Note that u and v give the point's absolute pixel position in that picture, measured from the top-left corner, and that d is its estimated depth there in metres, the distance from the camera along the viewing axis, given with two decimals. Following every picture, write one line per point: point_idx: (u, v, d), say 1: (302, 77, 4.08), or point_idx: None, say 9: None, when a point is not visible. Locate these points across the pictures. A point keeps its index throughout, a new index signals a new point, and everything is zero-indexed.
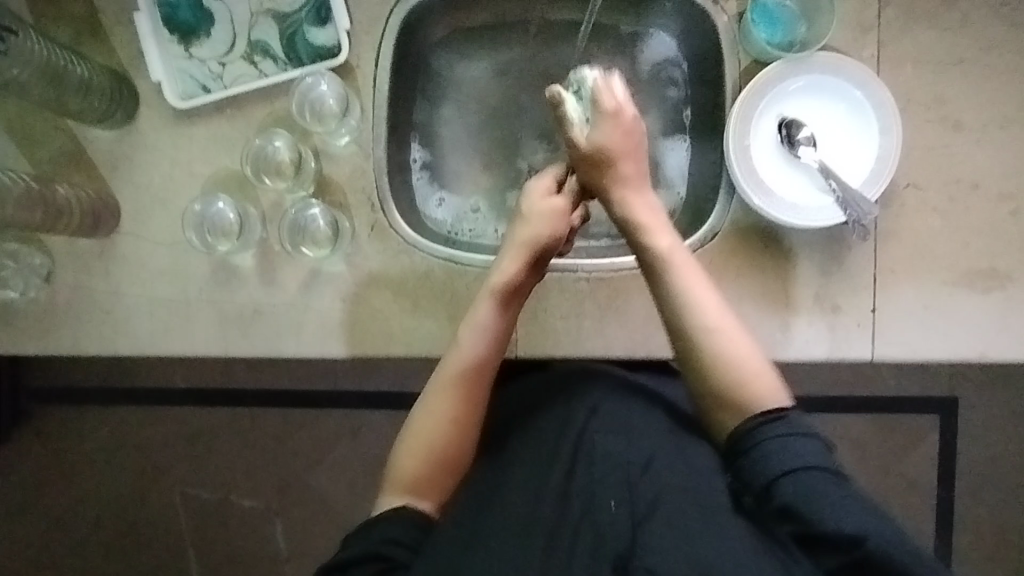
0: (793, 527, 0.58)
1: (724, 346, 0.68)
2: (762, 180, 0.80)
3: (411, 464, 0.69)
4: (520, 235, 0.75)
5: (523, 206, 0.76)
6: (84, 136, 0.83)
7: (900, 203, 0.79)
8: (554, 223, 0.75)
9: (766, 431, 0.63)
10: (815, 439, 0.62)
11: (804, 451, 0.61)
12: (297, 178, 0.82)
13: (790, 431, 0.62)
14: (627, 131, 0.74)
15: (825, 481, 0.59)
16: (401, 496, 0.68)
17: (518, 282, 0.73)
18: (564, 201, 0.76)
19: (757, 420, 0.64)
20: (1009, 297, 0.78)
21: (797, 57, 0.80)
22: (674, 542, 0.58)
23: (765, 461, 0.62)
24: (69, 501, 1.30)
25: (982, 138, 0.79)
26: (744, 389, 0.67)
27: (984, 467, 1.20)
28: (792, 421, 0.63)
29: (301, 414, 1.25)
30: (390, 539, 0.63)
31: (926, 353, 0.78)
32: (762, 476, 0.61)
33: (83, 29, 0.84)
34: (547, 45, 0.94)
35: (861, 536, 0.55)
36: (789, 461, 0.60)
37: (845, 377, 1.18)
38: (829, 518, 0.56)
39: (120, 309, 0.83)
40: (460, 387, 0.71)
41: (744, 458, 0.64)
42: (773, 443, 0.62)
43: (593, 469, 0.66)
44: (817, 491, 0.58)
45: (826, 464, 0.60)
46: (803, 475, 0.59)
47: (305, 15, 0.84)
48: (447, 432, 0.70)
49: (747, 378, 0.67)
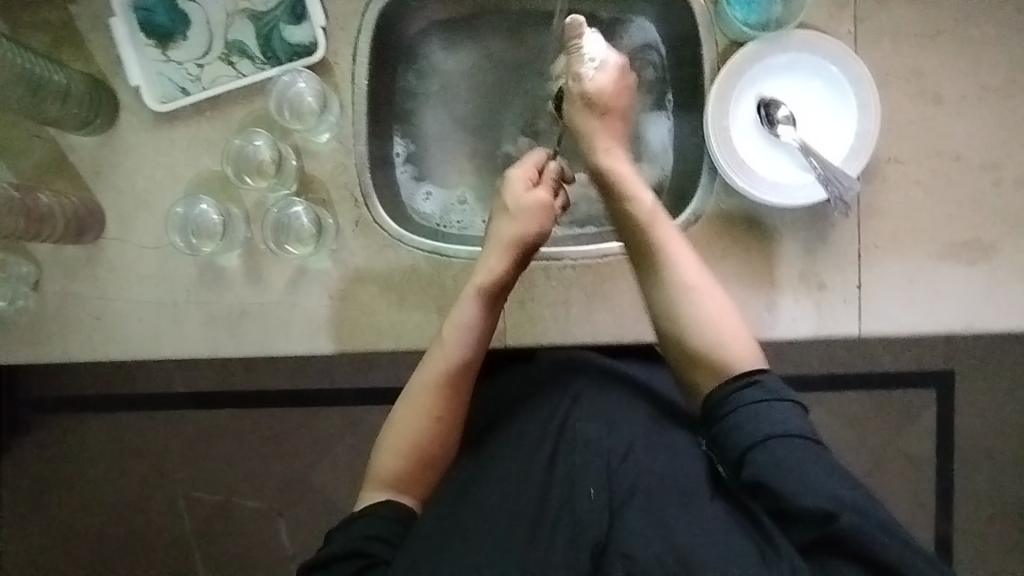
0: (765, 498, 0.59)
1: (703, 306, 0.69)
2: (743, 161, 0.80)
3: (391, 461, 0.70)
4: (504, 232, 0.74)
5: (506, 197, 0.75)
6: (66, 143, 0.84)
7: (882, 178, 0.79)
8: (541, 217, 0.74)
9: (742, 397, 0.64)
10: (789, 405, 0.63)
11: (778, 419, 0.61)
12: (278, 177, 0.82)
13: (765, 397, 0.63)
14: (614, 92, 0.74)
15: (798, 449, 0.59)
16: (382, 491, 0.69)
17: (505, 281, 0.73)
18: (547, 193, 0.76)
19: (734, 384, 0.65)
20: (994, 267, 0.78)
21: (773, 37, 0.80)
22: (648, 530, 0.58)
23: (741, 428, 0.62)
24: (72, 510, 1.31)
25: (962, 110, 0.79)
26: (726, 348, 0.67)
27: (982, 440, 1.20)
28: (767, 385, 0.64)
29: (299, 413, 1.25)
30: (370, 535, 0.64)
31: (914, 326, 0.78)
32: (736, 444, 0.62)
33: (60, 36, 0.84)
34: (526, 32, 0.93)
35: (835, 512, 0.55)
36: (763, 428, 0.61)
37: (839, 355, 1.19)
38: (801, 489, 0.57)
39: (108, 314, 0.84)
40: (441, 387, 0.72)
41: (719, 424, 0.64)
42: (748, 410, 0.63)
43: (574, 458, 0.66)
44: (787, 460, 0.58)
45: (799, 431, 0.61)
46: (777, 442, 0.60)
47: (281, 14, 0.84)
48: (430, 430, 0.71)
49: (728, 336, 0.68)
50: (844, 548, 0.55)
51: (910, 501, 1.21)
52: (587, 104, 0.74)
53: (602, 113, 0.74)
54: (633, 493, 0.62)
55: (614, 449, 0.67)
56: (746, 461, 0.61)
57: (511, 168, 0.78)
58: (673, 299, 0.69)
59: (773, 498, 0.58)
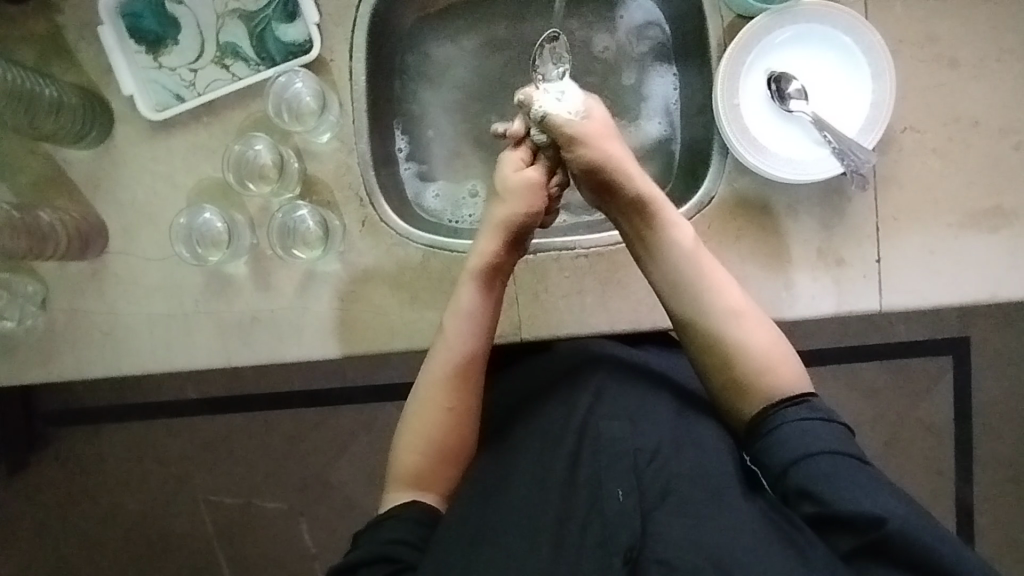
0: (810, 505, 0.58)
1: (750, 335, 0.68)
2: (755, 138, 0.78)
3: (411, 458, 0.69)
4: (495, 215, 0.73)
5: (496, 179, 0.73)
6: (63, 158, 0.82)
7: (898, 148, 0.77)
8: (530, 198, 0.72)
9: (789, 413, 0.63)
10: (836, 425, 0.63)
11: (826, 434, 0.61)
12: (281, 180, 0.80)
13: (812, 414, 0.63)
14: (602, 122, 0.71)
15: (848, 464, 0.59)
16: (406, 491, 0.69)
17: (499, 261, 0.72)
18: (538, 172, 0.73)
19: (784, 403, 0.65)
20: (1015, 234, 0.76)
21: (781, 8, 0.77)
22: (683, 530, 0.57)
23: (788, 442, 0.62)
24: (95, 521, 1.31)
25: (978, 73, 0.76)
26: (774, 373, 0.66)
27: (1002, 404, 1.19)
28: (815, 405, 0.64)
29: (314, 413, 1.25)
30: (396, 539, 0.64)
31: (936, 299, 0.76)
32: (783, 457, 0.61)
33: (49, 48, 0.82)
34: (525, 15, 0.91)
35: (884, 517, 0.55)
36: (811, 442, 0.61)
37: (854, 328, 1.17)
38: (852, 497, 0.56)
39: (118, 329, 0.82)
40: (450, 376, 0.71)
41: (764, 439, 0.64)
42: (795, 425, 0.62)
43: (599, 457, 0.65)
44: (838, 474, 0.58)
45: (848, 449, 0.60)
46: (826, 457, 0.59)
47: (272, 12, 0.82)
48: (443, 422, 0.70)
49: (769, 359, 0.67)
50: (894, 554, 0.55)
51: (932, 467, 1.20)
52: (583, 142, 0.70)
53: (599, 154, 0.69)
54: (667, 495, 0.61)
55: (643, 448, 0.65)
56: (791, 473, 0.60)
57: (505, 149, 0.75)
58: (710, 328, 0.69)
59: (820, 504, 0.57)
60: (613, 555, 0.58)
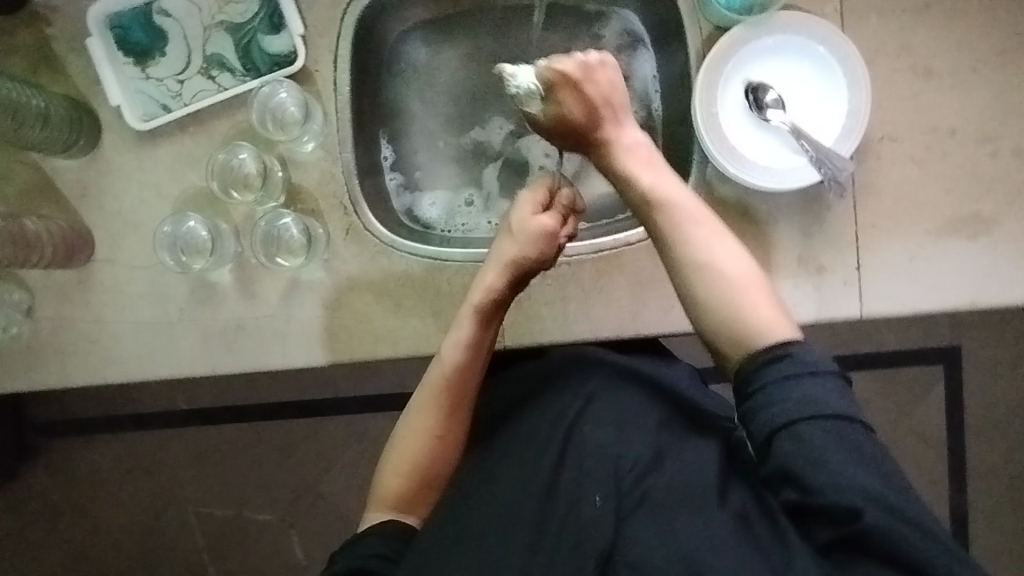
0: (792, 488, 0.58)
1: (712, 286, 0.65)
2: (734, 147, 0.79)
3: (396, 481, 0.70)
4: (504, 252, 0.71)
5: (512, 219, 0.72)
6: (52, 168, 0.83)
7: (875, 156, 0.78)
8: (542, 244, 0.70)
9: (769, 373, 0.60)
10: (820, 381, 0.59)
11: (806, 397, 0.58)
12: (265, 189, 0.81)
13: (793, 373, 0.59)
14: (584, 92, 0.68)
15: (829, 436, 0.57)
16: (386, 511, 0.69)
17: (501, 298, 0.71)
18: (553, 220, 0.71)
19: (764, 355, 0.61)
20: (995, 240, 0.76)
21: (757, 20, 0.78)
22: (654, 534, 0.60)
23: (770, 407, 0.59)
24: (84, 533, 1.31)
25: (954, 82, 0.77)
26: (751, 321, 0.63)
27: (994, 414, 1.19)
28: (796, 359, 0.60)
29: (305, 424, 1.25)
30: (371, 554, 0.65)
31: (916, 306, 0.77)
32: (765, 424, 0.59)
33: (38, 59, 0.83)
34: (510, 29, 0.93)
35: (859, 508, 0.54)
36: (791, 411, 0.58)
37: (844, 337, 1.18)
38: (828, 483, 0.55)
39: (104, 337, 0.83)
40: (441, 402, 0.71)
41: (749, 400, 0.61)
42: (774, 389, 0.59)
43: (582, 463, 0.66)
44: (818, 449, 0.56)
45: (830, 412, 0.57)
46: (807, 429, 0.57)
47: (259, 24, 0.84)
48: (430, 448, 0.70)
49: (757, 305, 0.64)
50: (870, 546, 0.54)
51: (925, 477, 1.20)
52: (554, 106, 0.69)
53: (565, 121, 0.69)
54: (643, 500, 0.63)
55: (626, 455, 0.66)
56: (774, 446, 0.58)
57: (521, 192, 0.74)
58: (697, 276, 0.65)
59: (801, 491, 0.57)
60: (585, 558, 0.60)
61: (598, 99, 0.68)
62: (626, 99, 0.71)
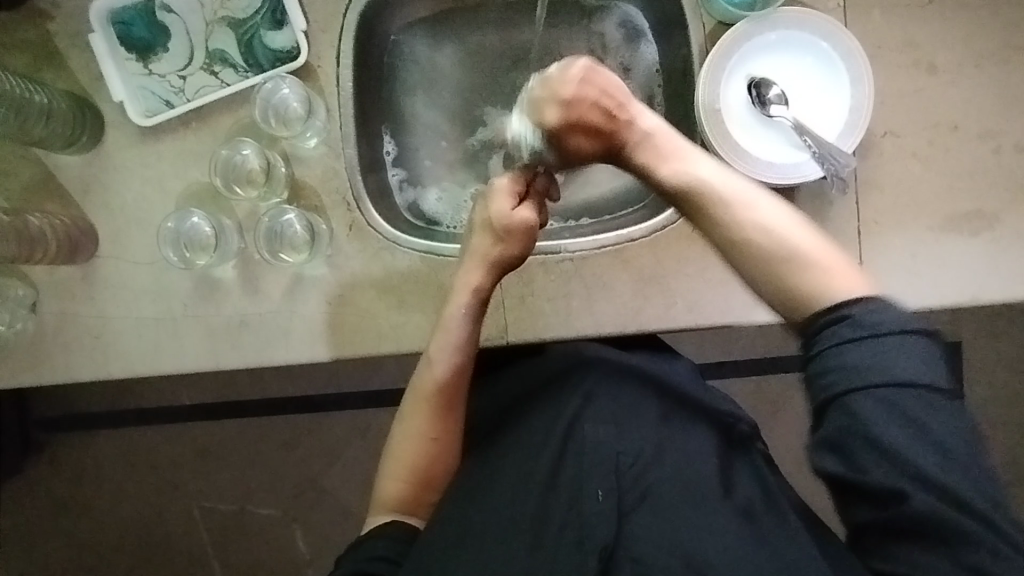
0: (843, 457, 0.56)
1: (755, 264, 0.64)
2: (737, 143, 0.79)
3: (394, 485, 0.70)
4: (480, 249, 0.72)
5: (491, 213, 0.71)
6: (55, 164, 0.83)
7: (878, 152, 0.78)
8: (523, 238, 0.71)
9: (828, 337, 0.57)
10: (885, 341, 0.55)
11: (870, 361, 0.55)
12: (268, 185, 0.81)
13: (855, 336, 0.56)
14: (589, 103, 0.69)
15: (887, 407, 0.54)
16: (388, 513, 0.70)
17: (484, 295, 0.72)
18: (530, 213, 0.71)
19: (825, 319, 0.58)
20: (997, 237, 0.76)
21: (761, 15, 0.78)
22: (658, 530, 0.63)
23: (826, 373, 0.56)
24: (89, 527, 1.31)
25: (957, 78, 0.77)
26: (800, 287, 0.61)
27: (994, 409, 1.19)
28: (857, 322, 0.56)
29: (308, 419, 1.25)
30: (374, 556, 0.65)
31: (917, 301, 0.77)
32: (822, 389, 0.57)
33: (40, 55, 0.83)
34: (513, 24, 0.93)
35: (904, 491, 0.53)
36: (847, 378, 0.55)
37: None
38: (875, 461, 0.54)
39: (108, 332, 0.83)
40: (435, 405, 0.71)
41: (808, 364, 0.58)
42: (831, 355, 0.56)
43: (582, 459, 0.68)
44: (873, 422, 0.54)
45: (894, 378, 0.54)
46: (861, 399, 0.54)
47: (261, 20, 0.83)
48: (428, 450, 0.70)
49: (810, 264, 0.62)
50: (913, 527, 0.53)
51: None
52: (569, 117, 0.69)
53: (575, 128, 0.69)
54: (644, 498, 0.65)
55: (625, 451, 0.68)
56: (830, 412, 0.56)
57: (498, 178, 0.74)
58: (745, 251, 0.64)
59: (849, 463, 0.55)
60: (588, 553, 0.62)
61: (599, 120, 0.69)
62: (626, 94, 0.70)
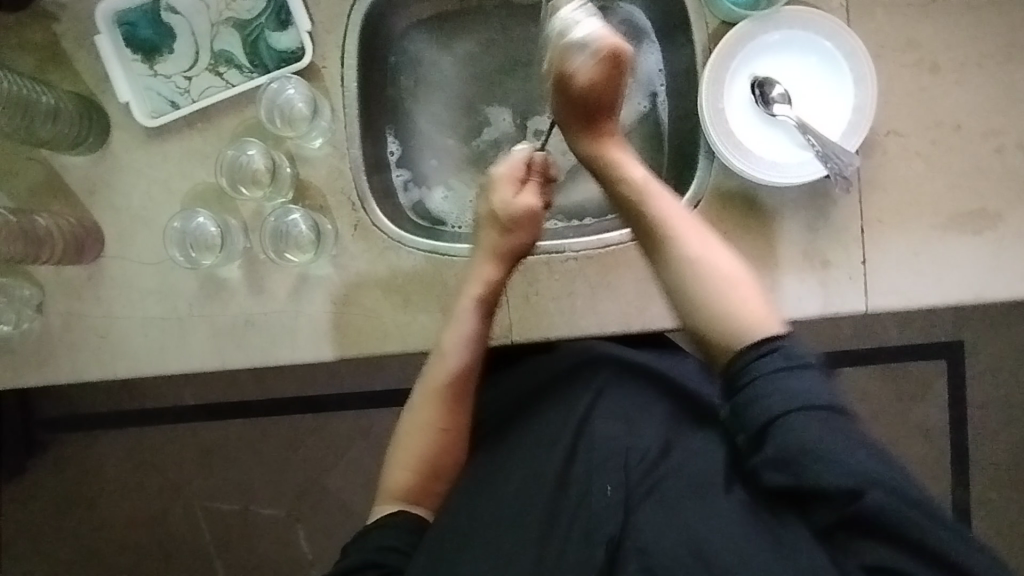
0: (787, 474, 0.57)
1: (698, 282, 0.65)
2: (741, 142, 0.79)
3: (403, 475, 0.70)
4: (489, 243, 0.73)
5: (496, 200, 0.72)
6: (60, 164, 0.83)
7: (881, 151, 0.78)
8: (530, 226, 0.73)
9: (761, 365, 0.60)
10: (811, 372, 0.59)
11: (802, 387, 0.58)
12: (274, 184, 0.81)
13: (786, 365, 0.59)
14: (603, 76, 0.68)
15: (823, 424, 0.56)
16: (394, 503, 0.69)
17: (496, 288, 0.72)
18: (534, 199, 0.73)
19: (753, 350, 0.61)
20: (1000, 235, 0.76)
21: (764, 15, 0.79)
22: (665, 518, 0.61)
23: (763, 399, 0.58)
24: (93, 527, 1.31)
25: (960, 78, 0.78)
26: (736, 316, 0.63)
27: (996, 408, 1.20)
28: (787, 353, 0.60)
29: (312, 419, 1.26)
30: (385, 546, 0.65)
31: (920, 299, 0.77)
32: (760, 415, 0.58)
33: (46, 56, 0.83)
34: (517, 24, 0.93)
35: (862, 488, 0.55)
36: (784, 402, 0.57)
37: (846, 332, 1.18)
38: (827, 472, 0.55)
39: (114, 332, 0.83)
40: (446, 397, 0.71)
41: (740, 393, 0.60)
42: (767, 381, 0.59)
43: (593, 455, 0.67)
44: (814, 439, 0.56)
45: (821, 403, 0.57)
46: (799, 419, 0.57)
47: (266, 20, 0.84)
48: (437, 441, 0.71)
49: (743, 298, 0.64)
50: (871, 527, 0.55)
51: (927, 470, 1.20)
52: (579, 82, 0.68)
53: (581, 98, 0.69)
54: (653, 488, 0.64)
55: (635, 447, 0.67)
56: (769, 435, 0.58)
57: (497, 166, 0.75)
58: (680, 276, 0.66)
59: (796, 477, 0.56)
60: (595, 546, 0.62)
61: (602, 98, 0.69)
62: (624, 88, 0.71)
